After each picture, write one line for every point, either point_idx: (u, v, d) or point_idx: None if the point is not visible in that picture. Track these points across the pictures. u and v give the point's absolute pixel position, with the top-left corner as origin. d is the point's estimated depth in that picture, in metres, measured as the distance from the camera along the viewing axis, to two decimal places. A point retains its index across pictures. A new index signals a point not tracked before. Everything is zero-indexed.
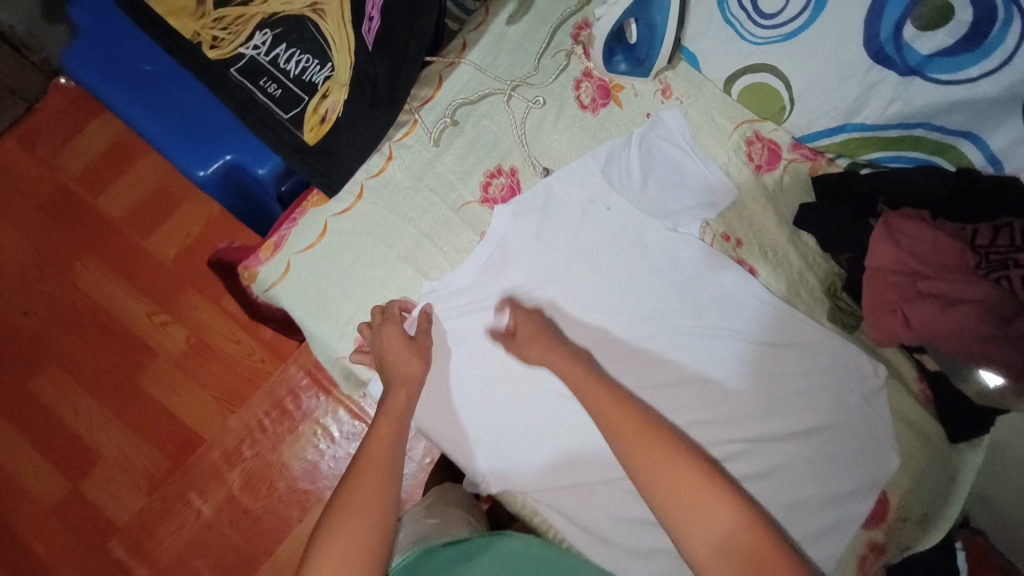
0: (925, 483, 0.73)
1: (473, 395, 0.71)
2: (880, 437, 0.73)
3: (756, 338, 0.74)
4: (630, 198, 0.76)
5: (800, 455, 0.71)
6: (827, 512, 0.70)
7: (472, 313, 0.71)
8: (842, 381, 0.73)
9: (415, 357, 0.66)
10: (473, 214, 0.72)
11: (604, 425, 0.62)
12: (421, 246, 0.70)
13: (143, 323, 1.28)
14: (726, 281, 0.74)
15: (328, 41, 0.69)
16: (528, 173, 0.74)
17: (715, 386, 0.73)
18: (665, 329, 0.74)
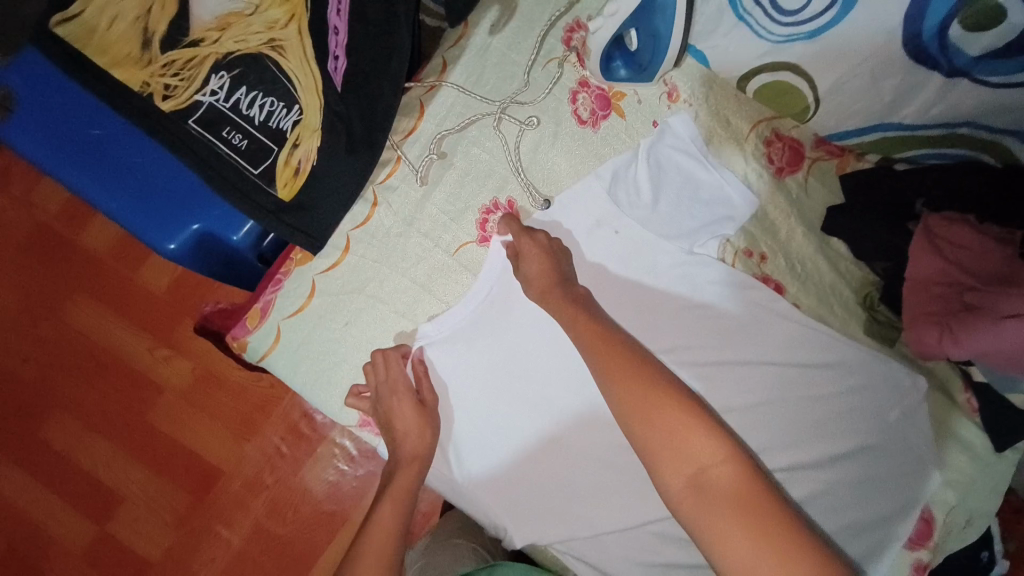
0: (970, 495, 0.69)
1: (487, 441, 0.68)
2: (919, 452, 0.68)
3: (789, 361, 0.68)
4: (640, 219, 0.69)
5: (843, 481, 0.66)
6: (868, 535, 0.66)
7: (472, 356, 0.68)
8: (879, 398, 0.68)
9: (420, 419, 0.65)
10: (471, 256, 0.66)
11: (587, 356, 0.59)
12: (419, 297, 0.66)
13: (145, 359, 1.25)
14: (749, 303, 0.69)
15: (293, 81, 0.64)
16: (526, 205, 0.67)
17: (748, 416, 0.67)
18: (688, 362, 0.68)
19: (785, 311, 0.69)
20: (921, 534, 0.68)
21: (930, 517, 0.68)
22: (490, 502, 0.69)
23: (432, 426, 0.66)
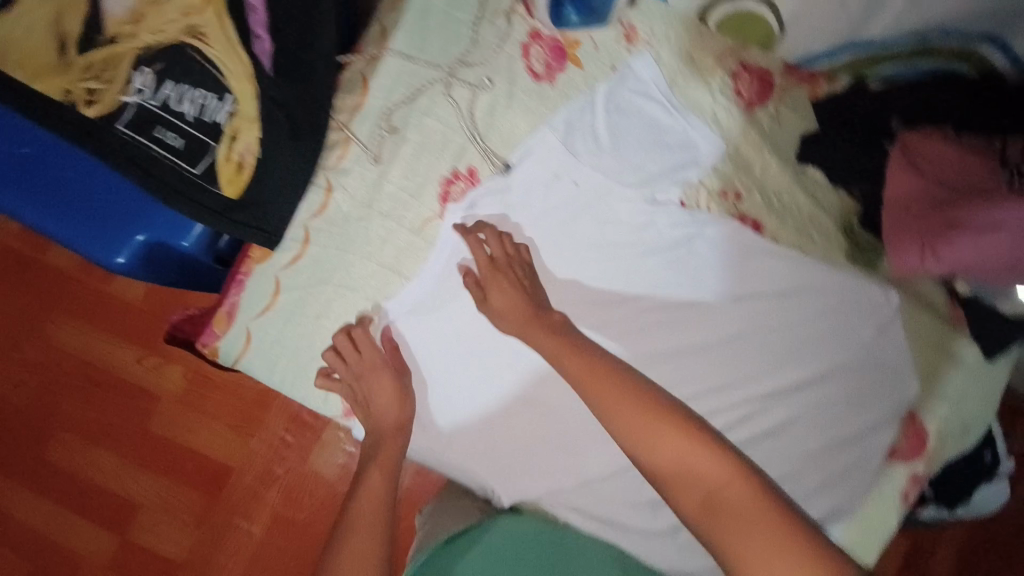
0: (960, 406, 0.68)
1: (464, 406, 0.69)
2: (908, 371, 0.68)
3: (766, 294, 0.67)
4: (603, 170, 0.67)
5: (826, 406, 0.66)
6: (844, 453, 0.66)
7: (442, 324, 0.67)
8: (862, 322, 0.67)
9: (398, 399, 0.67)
10: (438, 231, 0.64)
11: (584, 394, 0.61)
12: (387, 279, 0.64)
13: (135, 369, 1.25)
14: (727, 243, 0.67)
15: (220, 68, 0.59)
16: (487, 171, 0.64)
17: (733, 358, 0.66)
18: (673, 312, 0.67)
19: (763, 247, 0.67)
20: (913, 445, 0.67)
21: (922, 430, 0.67)
22: (473, 462, 0.71)
23: (405, 394, 0.68)
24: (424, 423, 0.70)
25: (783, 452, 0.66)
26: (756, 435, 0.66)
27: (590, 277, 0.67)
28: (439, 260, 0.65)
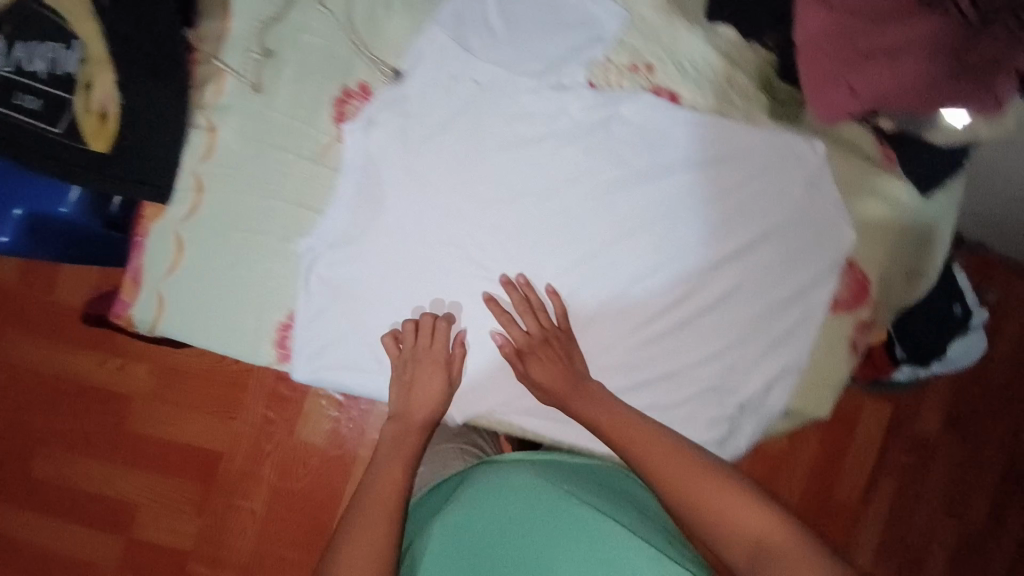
0: (903, 248, 0.67)
1: (405, 337, 0.63)
2: (847, 218, 0.66)
3: (694, 165, 0.64)
4: (498, 61, 0.60)
5: (764, 268, 0.66)
6: (789, 312, 0.66)
7: (358, 259, 0.61)
8: (793, 177, 0.65)
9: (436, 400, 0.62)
10: (340, 156, 0.59)
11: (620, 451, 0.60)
12: (297, 215, 0.59)
13: (102, 375, 1.23)
14: (647, 119, 0.64)
15: (60, 13, 0.54)
16: (377, 81, 0.59)
17: (669, 237, 0.64)
18: (602, 201, 0.63)
19: (683, 116, 0.64)
20: (856, 294, 0.68)
21: (863, 277, 0.67)
22: None
23: (333, 340, 0.62)
24: (359, 361, 0.63)
25: (728, 318, 0.66)
26: (700, 308, 0.65)
27: (514, 180, 0.62)
28: (348, 187, 0.60)
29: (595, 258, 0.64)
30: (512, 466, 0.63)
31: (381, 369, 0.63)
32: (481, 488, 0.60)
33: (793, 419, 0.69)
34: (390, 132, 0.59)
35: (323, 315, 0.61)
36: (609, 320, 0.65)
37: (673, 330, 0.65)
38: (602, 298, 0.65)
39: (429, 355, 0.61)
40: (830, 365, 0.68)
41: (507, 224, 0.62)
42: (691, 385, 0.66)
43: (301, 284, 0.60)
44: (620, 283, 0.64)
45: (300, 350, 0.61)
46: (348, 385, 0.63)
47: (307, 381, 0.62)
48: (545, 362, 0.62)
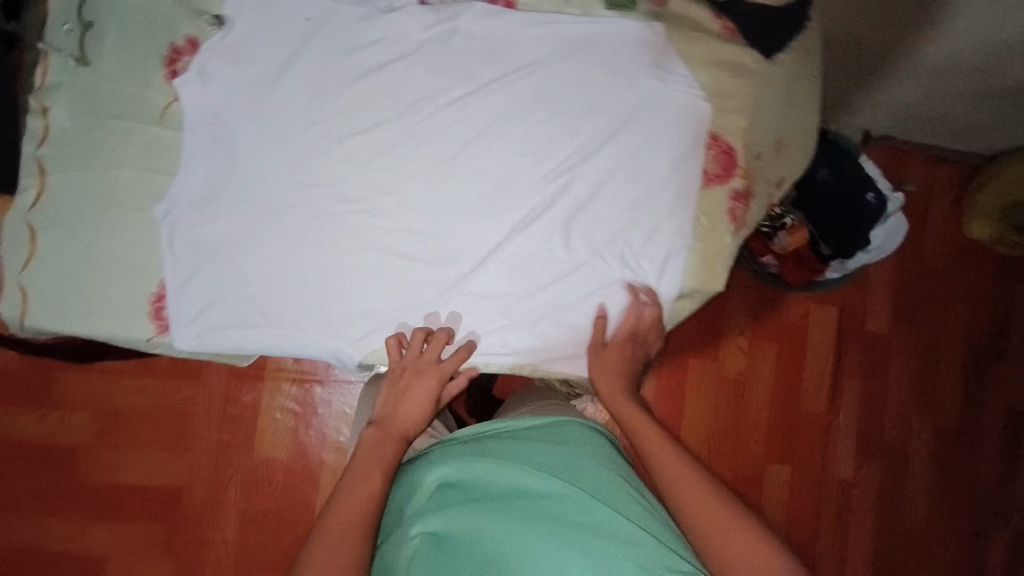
0: (759, 112, 0.70)
1: (284, 288, 0.62)
2: (698, 93, 0.68)
3: (543, 65, 0.65)
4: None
5: (625, 154, 0.67)
6: (664, 193, 0.68)
7: (219, 213, 0.60)
8: (638, 61, 0.67)
9: (421, 409, 0.65)
10: (178, 114, 0.60)
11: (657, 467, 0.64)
12: (150, 182, 0.60)
13: (36, 432, 1.15)
14: (486, 28, 0.65)
15: None
16: (204, 31, 0.60)
17: (531, 139, 0.65)
18: (456, 116, 0.64)
19: (518, 21, 0.65)
20: (725, 166, 0.69)
21: (728, 147, 0.69)
22: (319, 338, 0.64)
23: (205, 299, 0.61)
24: (244, 319, 0.62)
25: (604, 208, 0.67)
26: (574, 204, 0.66)
27: (367, 111, 0.63)
28: (195, 143, 0.60)
29: (463, 174, 0.65)
30: (470, 445, 0.68)
31: (267, 324, 0.62)
32: (449, 474, 0.65)
33: (692, 301, 0.71)
34: (225, 80, 0.60)
35: (197, 277, 0.60)
36: (490, 231, 0.65)
37: (556, 232, 0.66)
38: (477, 214, 0.65)
39: (434, 368, 0.65)
40: (714, 239, 0.70)
41: (369, 153, 0.63)
42: (584, 284, 0.68)
43: (164, 246, 0.60)
44: (486, 192, 0.65)
45: (178, 316, 0.60)
46: (236, 346, 0.62)
47: (193, 349, 0.61)
48: (611, 368, 0.68)
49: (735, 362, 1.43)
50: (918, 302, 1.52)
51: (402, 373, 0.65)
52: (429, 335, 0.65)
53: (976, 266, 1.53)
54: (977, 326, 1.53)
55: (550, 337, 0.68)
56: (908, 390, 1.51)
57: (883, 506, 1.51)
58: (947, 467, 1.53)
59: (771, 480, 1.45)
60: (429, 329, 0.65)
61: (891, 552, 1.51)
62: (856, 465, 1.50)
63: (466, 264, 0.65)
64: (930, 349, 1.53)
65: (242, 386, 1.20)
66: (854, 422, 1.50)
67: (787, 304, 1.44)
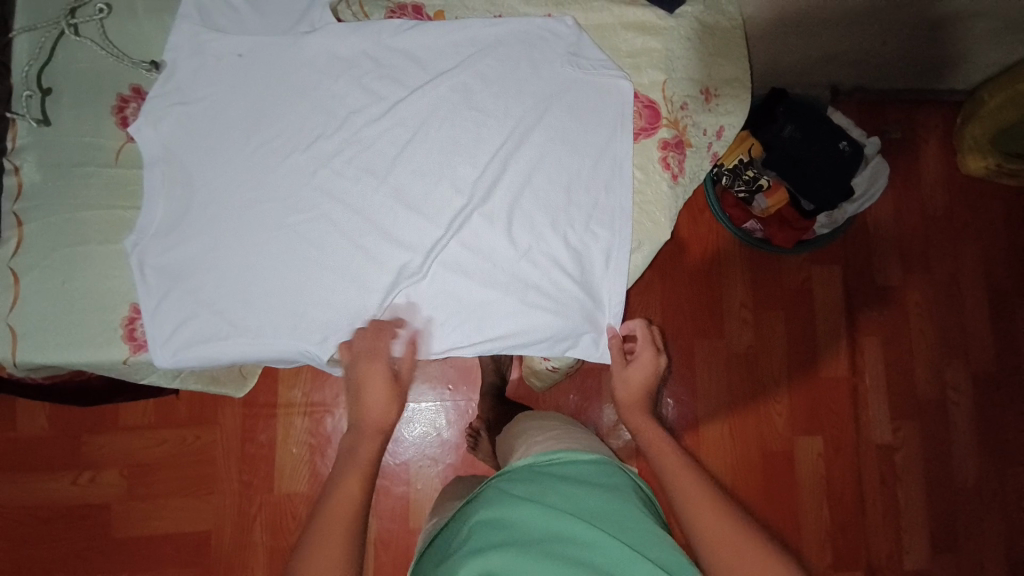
0: (674, 64, 0.72)
1: (249, 301, 0.66)
2: (619, 71, 0.70)
3: (463, 60, 0.69)
4: (252, 31, 0.67)
5: (554, 126, 0.69)
6: (599, 157, 0.70)
7: (182, 238, 0.66)
8: (554, 53, 0.70)
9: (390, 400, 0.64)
10: (131, 154, 0.68)
11: (673, 486, 0.63)
12: (119, 218, 0.66)
13: (72, 494, 1.17)
14: (403, 35, 0.69)
15: None
16: (146, 77, 0.68)
17: (463, 128, 0.68)
18: (390, 123, 0.68)
19: (434, 29, 0.69)
20: (650, 119, 0.71)
21: (650, 101, 0.71)
22: (285, 342, 0.66)
23: (178, 316, 0.65)
24: (215, 333, 0.66)
25: (543, 177, 0.69)
26: (513, 179, 0.68)
27: (303, 127, 0.67)
28: (155, 178, 0.66)
29: (402, 170, 0.68)
30: (518, 489, 0.67)
31: (237, 334, 0.66)
32: (489, 514, 0.64)
33: (642, 255, 0.71)
34: (173, 119, 0.66)
35: (168, 298, 0.65)
36: (429, 221, 0.68)
37: (499, 212, 0.68)
38: (413, 205, 0.68)
39: (381, 352, 0.65)
40: (653, 191, 0.71)
41: (314, 163, 0.67)
42: (537, 264, 0.69)
43: (137, 267, 0.65)
44: (423, 186, 0.68)
45: (153, 338, 0.65)
46: (212, 358, 0.66)
47: (173, 365, 0.66)
48: (646, 386, 0.72)
49: (743, 334, 1.35)
50: (928, 246, 1.40)
51: (352, 369, 0.65)
52: (377, 331, 0.66)
53: (989, 201, 1.41)
54: (999, 265, 1.40)
55: (511, 317, 0.69)
56: (941, 340, 1.38)
57: (931, 470, 1.35)
58: (995, 423, 1.37)
59: (802, 457, 1.33)
60: (373, 324, 0.66)
61: (948, 521, 1.34)
62: (893, 429, 1.35)
63: (413, 255, 0.68)
64: (953, 294, 1.39)
65: (257, 425, 1.19)
66: (879, 384, 1.36)
67: (782, 266, 1.36)
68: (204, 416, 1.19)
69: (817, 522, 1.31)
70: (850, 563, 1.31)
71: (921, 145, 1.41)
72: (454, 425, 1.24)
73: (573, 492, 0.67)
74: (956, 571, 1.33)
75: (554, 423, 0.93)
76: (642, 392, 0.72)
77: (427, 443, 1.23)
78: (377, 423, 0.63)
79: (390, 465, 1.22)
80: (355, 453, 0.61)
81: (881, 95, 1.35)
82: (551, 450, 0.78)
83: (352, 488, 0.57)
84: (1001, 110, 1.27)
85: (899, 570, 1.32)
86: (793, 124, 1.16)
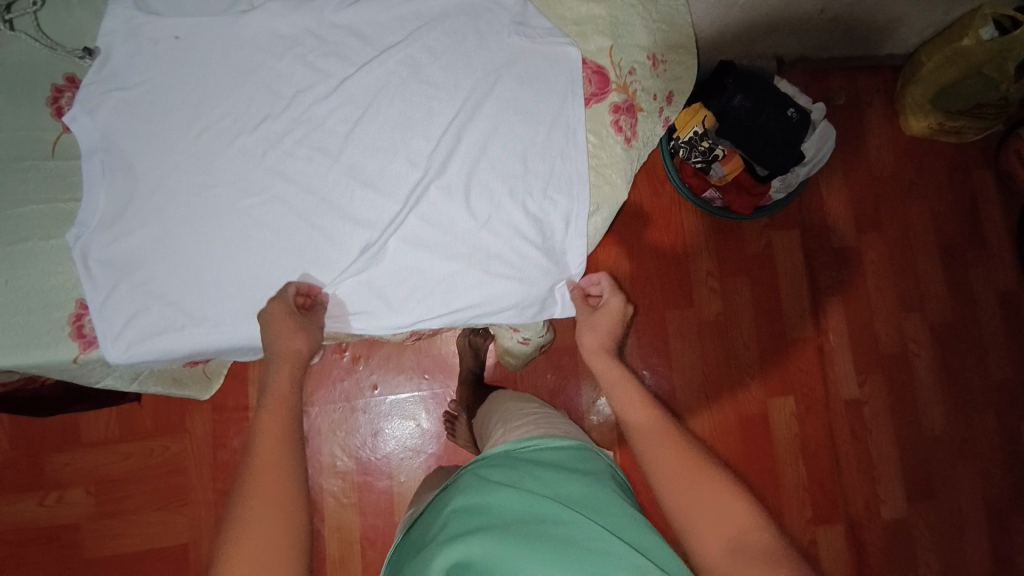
0: (620, 30, 0.73)
1: (206, 289, 0.65)
2: (565, 39, 0.71)
3: (409, 35, 0.69)
4: (189, 14, 0.66)
5: (505, 95, 0.70)
6: (551, 123, 0.70)
7: (128, 228, 0.64)
8: (499, 23, 0.70)
9: (300, 334, 0.62)
10: (69, 146, 0.65)
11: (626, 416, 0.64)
12: (63, 210, 0.64)
13: (38, 516, 1.12)
14: (347, 11, 0.68)
15: None
16: (80, 66, 0.65)
17: (415, 102, 0.68)
18: (340, 100, 0.67)
19: (377, 4, 0.68)
20: (600, 84, 0.72)
21: (599, 67, 0.72)
22: (245, 329, 0.65)
23: (128, 311, 0.63)
24: (170, 324, 0.64)
25: (497, 145, 0.69)
26: (468, 152, 0.68)
27: (250, 109, 0.66)
28: (95, 169, 0.64)
29: (356, 147, 0.67)
30: (495, 475, 0.67)
31: (195, 325, 0.65)
32: (469, 500, 0.64)
33: (600, 218, 0.73)
34: (112, 107, 0.64)
35: (117, 292, 0.63)
36: (386, 197, 0.67)
37: (457, 185, 0.68)
38: (369, 182, 0.67)
39: (283, 296, 0.63)
40: (607, 156, 0.73)
41: (263, 144, 0.66)
42: (497, 234, 0.69)
43: (83, 261, 0.63)
44: (379, 163, 0.68)
45: (104, 334, 0.63)
46: (170, 350, 0.64)
47: (127, 361, 0.64)
48: (613, 326, 0.72)
49: (711, 303, 1.38)
50: (880, 206, 1.45)
51: (268, 332, 0.62)
52: (282, 300, 0.63)
53: (933, 160, 1.47)
54: (947, 220, 1.47)
55: (474, 288, 0.69)
56: (899, 295, 1.44)
57: (899, 420, 1.41)
58: (955, 371, 1.44)
59: (776, 418, 1.37)
60: (283, 291, 0.64)
61: (918, 469, 1.40)
62: (860, 384, 1.41)
63: (372, 232, 0.67)
64: (906, 251, 1.45)
65: (229, 430, 1.16)
66: (844, 342, 1.41)
67: (743, 233, 1.40)
68: (176, 425, 1.16)
69: (795, 480, 1.36)
70: (829, 516, 1.35)
71: (865, 108, 1.46)
72: (433, 415, 1.24)
73: (551, 477, 0.67)
74: (928, 515, 1.39)
75: (529, 406, 0.94)
76: (604, 335, 0.71)
77: (407, 436, 1.23)
78: (291, 352, 0.61)
79: (371, 461, 1.21)
80: (268, 382, 0.59)
81: (822, 62, 1.41)
82: (528, 437, 0.79)
83: (278, 430, 0.55)
84: (938, 70, 1.30)
85: (874, 519, 1.37)
86: (742, 93, 1.18)
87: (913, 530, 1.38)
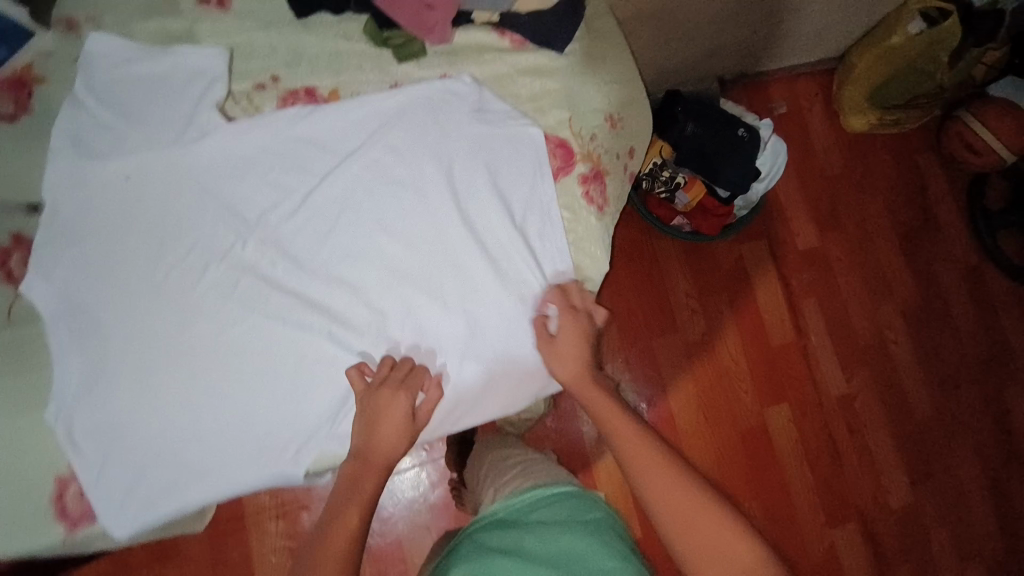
0: (576, 100, 0.73)
1: (205, 437, 0.62)
2: (526, 119, 0.71)
3: (367, 136, 0.67)
4: (136, 149, 0.63)
5: (476, 183, 0.69)
6: (527, 205, 0.70)
7: (108, 390, 0.60)
8: (459, 113, 0.69)
9: (400, 434, 0.61)
10: (26, 309, 0.61)
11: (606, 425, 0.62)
12: (28, 379, 0.60)
13: None
14: (299, 122, 0.66)
15: None
16: (30, 221, 0.63)
17: (383, 200, 0.67)
18: (308, 215, 0.65)
19: (332, 111, 0.66)
20: (565, 157, 0.72)
21: (561, 140, 0.72)
22: (251, 470, 0.62)
23: (128, 478, 0.60)
24: (175, 481, 0.61)
25: (475, 233, 0.68)
26: (445, 243, 0.67)
27: (216, 235, 0.64)
28: (60, 329, 0.61)
29: (329, 256, 0.65)
30: (494, 541, 0.65)
31: (200, 478, 0.61)
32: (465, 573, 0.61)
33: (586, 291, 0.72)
34: (71, 262, 0.61)
35: (111, 461, 0.60)
36: (370, 304, 0.65)
37: (443, 278, 0.67)
38: (348, 291, 0.65)
39: (407, 385, 0.62)
40: (583, 227, 0.72)
41: (232, 273, 0.63)
42: (494, 326, 0.68)
43: (66, 436, 0.60)
44: (355, 268, 0.66)
45: (106, 509, 0.60)
46: (179, 508, 0.61)
47: (137, 529, 0.61)
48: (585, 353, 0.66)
49: (693, 324, 1.39)
50: (836, 203, 1.50)
51: (371, 397, 0.62)
52: (395, 363, 0.64)
53: (878, 154, 1.53)
54: (901, 208, 1.53)
55: (478, 381, 0.68)
56: (866, 286, 1.48)
57: (889, 409, 1.44)
58: (933, 352, 1.48)
59: (772, 427, 1.38)
60: (394, 358, 0.64)
61: (918, 451, 1.43)
62: (847, 379, 1.43)
63: (362, 337, 0.65)
64: (868, 243, 1.50)
65: (227, 543, 1.10)
66: (825, 340, 1.44)
67: (714, 251, 1.42)
68: (170, 548, 1.08)
69: (804, 484, 1.37)
70: (844, 515, 1.37)
71: (809, 114, 1.51)
72: (438, 485, 1.19)
73: (549, 535, 0.65)
74: (938, 498, 1.41)
75: (505, 464, 0.90)
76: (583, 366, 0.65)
77: (415, 512, 1.18)
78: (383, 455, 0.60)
79: (383, 546, 1.16)
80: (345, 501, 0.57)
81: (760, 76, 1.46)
82: (523, 489, 0.75)
83: (354, 517, 0.55)
84: (872, 69, 1.36)
85: (886, 511, 1.39)
86: (693, 121, 1.22)
87: (923, 512, 1.40)
